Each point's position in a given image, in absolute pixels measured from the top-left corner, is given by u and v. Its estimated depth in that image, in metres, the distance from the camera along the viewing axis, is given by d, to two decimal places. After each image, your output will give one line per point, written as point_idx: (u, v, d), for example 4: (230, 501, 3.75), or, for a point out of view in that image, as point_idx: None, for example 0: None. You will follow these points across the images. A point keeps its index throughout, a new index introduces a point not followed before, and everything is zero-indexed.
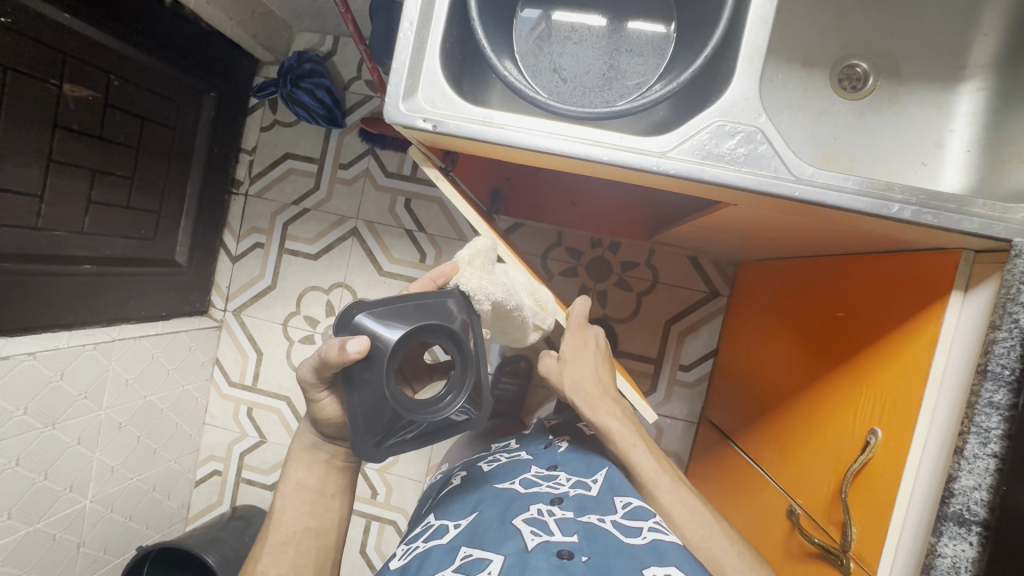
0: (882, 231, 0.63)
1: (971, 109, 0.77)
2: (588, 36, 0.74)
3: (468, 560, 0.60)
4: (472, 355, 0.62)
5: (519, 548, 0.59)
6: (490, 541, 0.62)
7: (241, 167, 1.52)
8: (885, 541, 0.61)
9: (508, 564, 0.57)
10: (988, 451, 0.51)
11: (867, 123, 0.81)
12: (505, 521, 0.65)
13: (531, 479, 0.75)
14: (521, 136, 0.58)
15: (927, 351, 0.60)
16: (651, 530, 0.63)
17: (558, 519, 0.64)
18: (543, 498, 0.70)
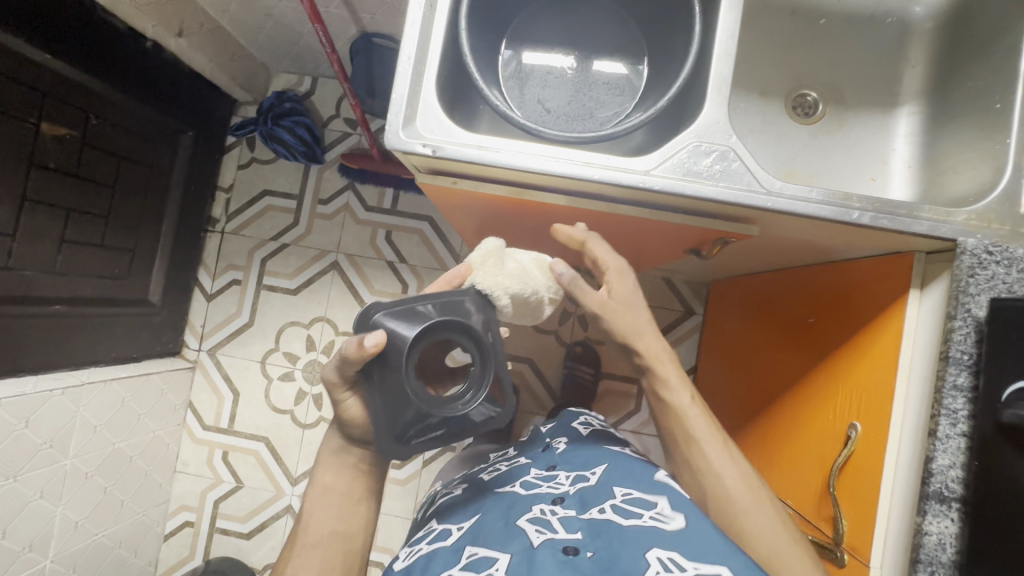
0: (844, 240, 0.69)
1: (908, 130, 0.86)
2: (567, 72, 0.81)
3: (474, 558, 0.60)
4: (491, 351, 0.61)
5: (525, 546, 0.60)
6: (495, 541, 0.62)
7: (217, 204, 1.51)
8: (873, 529, 0.64)
9: (516, 561, 0.58)
10: (957, 430, 0.56)
11: (821, 144, 0.89)
12: (509, 522, 0.65)
13: (532, 480, 0.74)
14: (518, 160, 0.62)
15: (894, 345, 0.66)
16: (650, 518, 0.62)
17: (561, 518, 0.65)
18: (545, 498, 0.69)
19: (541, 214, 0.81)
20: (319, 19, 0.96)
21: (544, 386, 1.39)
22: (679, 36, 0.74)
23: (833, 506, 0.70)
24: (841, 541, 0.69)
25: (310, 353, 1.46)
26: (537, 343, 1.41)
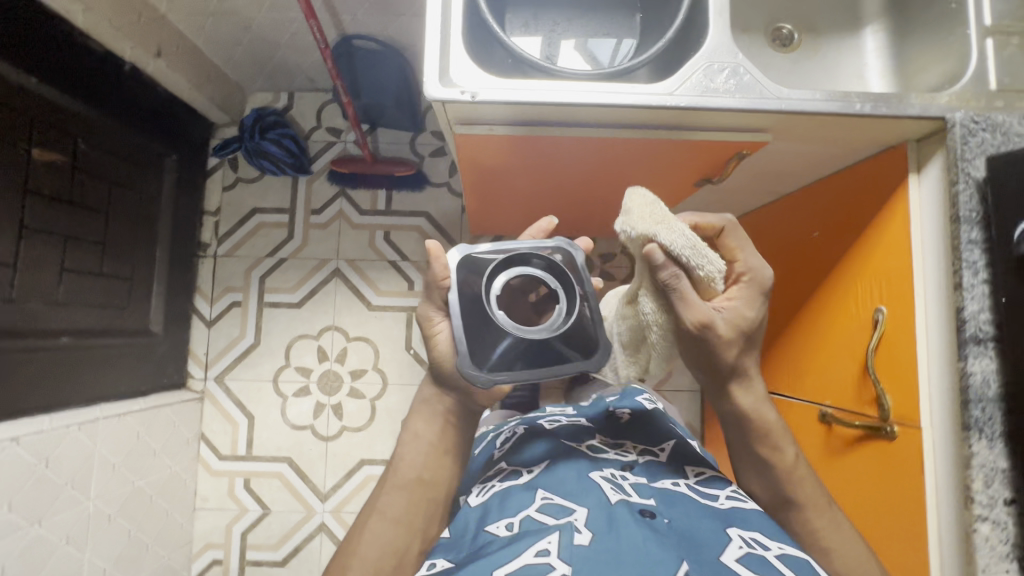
0: (842, 145, 0.77)
1: (877, 46, 0.95)
2: (567, 28, 0.85)
3: (550, 504, 0.66)
4: (580, 294, 0.62)
5: (603, 502, 0.65)
6: (571, 494, 0.67)
7: (206, 229, 1.48)
8: (918, 392, 0.69)
9: (594, 514, 0.63)
10: (979, 277, 0.63)
11: (802, 69, 0.95)
12: (582, 477, 0.70)
13: (598, 446, 0.81)
14: (551, 96, 0.65)
15: (903, 226, 0.73)
16: (727, 499, 0.69)
17: (633, 483, 0.70)
18: (614, 464, 0.76)
19: (561, 167, 0.83)
20: (313, 13, 1.02)
21: None
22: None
23: (876, 385, 0.75)
24: (888, 415, 0.74)
25: (324, 364, 1.44)
26: None
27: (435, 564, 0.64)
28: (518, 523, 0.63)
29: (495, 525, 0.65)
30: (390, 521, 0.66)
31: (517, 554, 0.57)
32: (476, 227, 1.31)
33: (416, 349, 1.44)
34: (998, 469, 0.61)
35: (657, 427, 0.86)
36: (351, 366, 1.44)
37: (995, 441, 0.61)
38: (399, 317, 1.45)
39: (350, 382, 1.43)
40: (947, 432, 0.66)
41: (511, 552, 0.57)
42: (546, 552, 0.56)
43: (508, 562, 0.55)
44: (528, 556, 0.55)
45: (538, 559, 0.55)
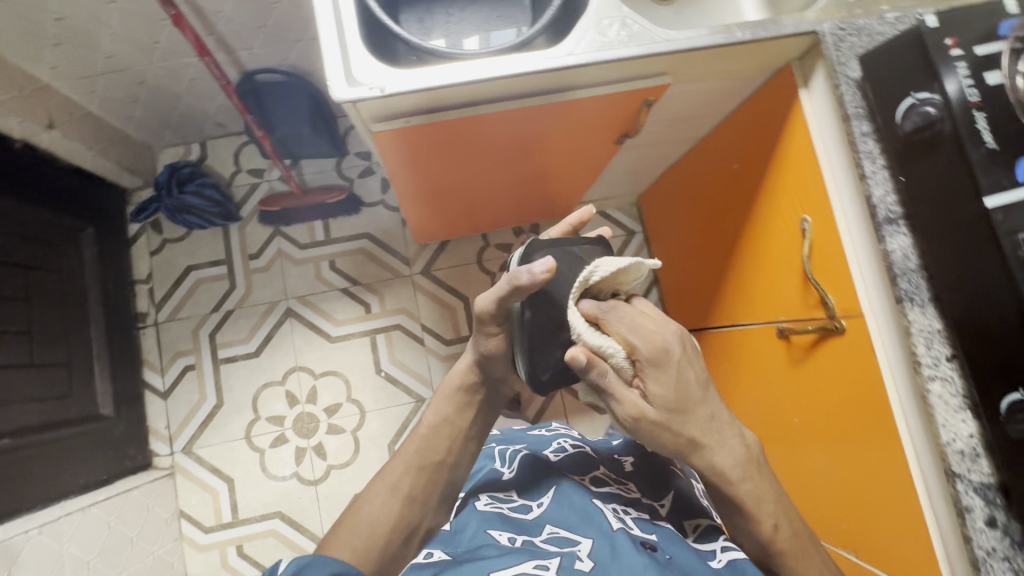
0: (736, 76, 0.82)
1: None
2: (465, 17, 0.84)
3: (554, 534, 0.71)
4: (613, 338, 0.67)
5: (605, 531, 0.69)
6: (577, 526, 0.72)
7: (141, 298, 1.41)
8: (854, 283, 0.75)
9: (597, 543, 0.67)
10: (878, 164, 0.69)
11: (688, 19, 1.01)
12: (588, 507, 0.75)
13: (602, 480, 0.85)
14: (458, 76, 0.67)
15: (805, 137, 0.79)
16: (724, 550, 0.69)
17: (635, 518, 0.74)
18: (616, 499, 0.79)
19: (486, 149, 0.85)
20: (206, 51, 1.04)
21: None
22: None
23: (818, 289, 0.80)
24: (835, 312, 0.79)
25: (296, 407, 1.39)
26: None
27: (432, 555, 0.71)
28: (520, 538, 0.70)
29: (498, 531, 0.73)
30: (402, 496, 0.75)
31: (518, 562, 0.62)
32: (422, 235, 1.31)
33: (387, 371, 1.42)
34: (934, 331, 0.66)
35: (664, 473, 0.88)
36: (324, 403, 1.40)
37: (927, 306, 0.66)
38: (363, 343, 1.43)
39: (327, 419, 1.39)
40: (885, 312, 0.71)
41: (510, 559, 0.63)
42: (543, 566, 0.61)
43: (504, 565, 0.61)
44: (525, 566, 0.61)
45: (534, 570, 0.60)
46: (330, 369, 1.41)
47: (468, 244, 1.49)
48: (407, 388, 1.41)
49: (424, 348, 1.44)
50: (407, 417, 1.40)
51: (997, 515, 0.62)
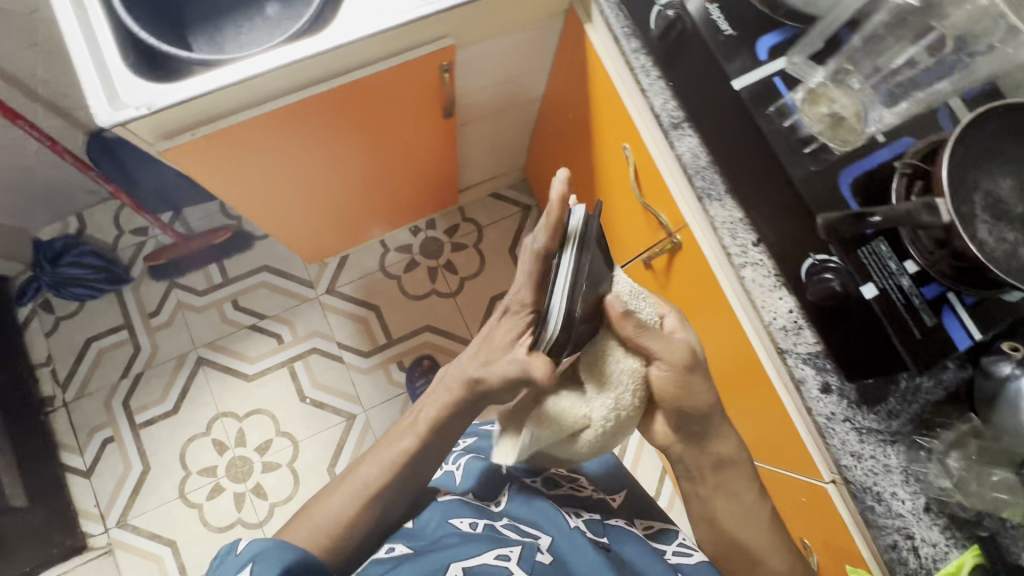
0: (528, 27, 0.84)
1: None
2: (254, 27, 0.86)
3: (514, 528, 0.70)
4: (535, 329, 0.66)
5: (563, 530, 0.70)
6: (536, 524, 0.71)
7: (45, 381, 1.37)
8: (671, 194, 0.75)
9: (558, 544, 0.68)
10: (653, 75, 0.70)
11: None
12: (547, 505, 0.74)
13: (554, 478, 0.84)
14: (226, 77, 0.67)
15: (599, 66, 0.80)
16: (675, 555, 0.75)
17: (589, 519, 0.75)
18: (571, 499, 0.79)
19: (304, 149, 0.85)
20: (16, 115, 1.02)
21: (454, 339, 1.44)
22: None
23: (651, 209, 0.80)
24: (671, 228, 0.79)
25: (227, 454, 1.36)
26: (426, 310, 1.46)
27: (394, 549, 0.66)
28: (481, 526, 0.69)
29: (458, 520, 0.71)
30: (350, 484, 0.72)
31: (479, 553, 0.62)
32: (312, 255, 1.30)
33: (312, 398, 1.40)
34: (737, 220, 0.66)
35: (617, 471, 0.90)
36: (254, 443, 1.37)
37: (725, 199, 0.67)
38: (283, 374, 1.41)
39: (260, 459, 1.36)
40: (698, 216, 0.72)
41: (471, 549, 0.62)
42: (505, 556, 0.61)
43: (467, 556, 0.61)
44: (487, 557, 0.61)
45: (497, 562, 0.60)
46: (254, 409, 1.39)
47: (369, 254, 1.49)
48: (336, 408, 1.39)
49: (345, 365, 1.42)
50: (341, 436, 1.37)
51: (831, 379, 0.64)
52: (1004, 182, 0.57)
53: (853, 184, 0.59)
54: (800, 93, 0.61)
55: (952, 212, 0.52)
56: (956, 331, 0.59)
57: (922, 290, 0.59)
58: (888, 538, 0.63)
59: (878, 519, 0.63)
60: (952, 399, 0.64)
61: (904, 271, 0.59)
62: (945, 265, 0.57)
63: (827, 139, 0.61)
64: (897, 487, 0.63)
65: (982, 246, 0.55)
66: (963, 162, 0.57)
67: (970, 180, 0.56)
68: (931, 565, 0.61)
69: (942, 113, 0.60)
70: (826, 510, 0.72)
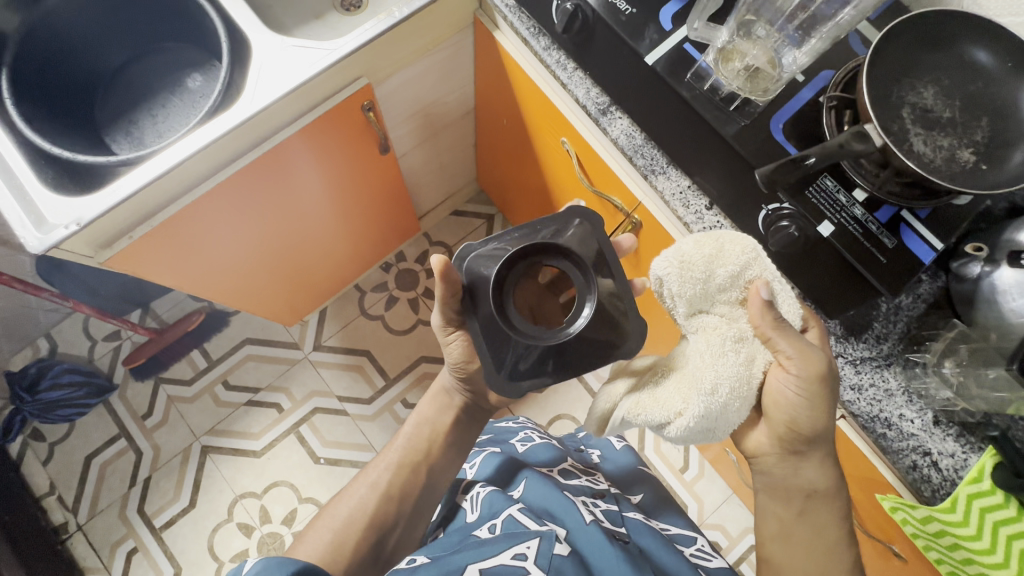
0: (439, 48, 0.84)
1: None
2: (168, 112, 0.88)
3: (523, 514, 0.63)
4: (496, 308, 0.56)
5: (579, 522, 0.63)
6: (551, 514, 0.65)
7: (53, 509, 1.33)
8: (617, 177, 0.73)
9: (573, 537, 0.61)
10: (569, 68, 0.70)
11: None
12: (560, 493, 0.67)
13: (570, 470, 0.78)
14: (147, 173, 0.66)
15: (518, 69, 0.80)
16: (695, 556, 0.70)
17: (605, 510, 0.69)
18: (586, 490, 0.73)
19: (246, 221, 0.83)
20: None
21: None
22: (191, 14, 0.83)
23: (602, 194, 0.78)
24: (627, 210, 0.77)
25: (255, 534, 1.32)
26: (418, 342, 1.44)
27: (416, 560, 0.60)
28: (499, 527, 0.62)
29: (478, 529, 0.64)
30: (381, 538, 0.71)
31: (494, 555, 0.56)
32: (291, 318, 1.28)
33: (326, 456, 1.37)
34: (686, 188, 0.66)
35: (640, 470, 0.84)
36: (279, 516, 1.33)
37: (670, 170, 0.66)
38: (291, 441, 1.38)
39: (289, 530, 1.32)
40: (648, 193, 0.71)
41: (488, 548, 0.57)
42: (522, 554, 0.56)
43: (484, 556, 0.56)
44: (503, 556, 0.56)
45: (514, 562, 0.55)
46: (270, 483, 1.35)
47: (347, 301, 1.47)
48: (351, 461, 1.36)
49: (351, 417, 1.40)
50: None
51: None
52: (927, 92, 0.58)
53: (784, 129, 0.63)
54: (710, 55, 0.64)
55: (882, 134, 0.54)
56: (919, 246, 0.61)
57: (875, 215, 0.61)
58: (906, 460, 0.62)
59: (893, 445, 0.62)
60: (933, 310, 0.64)
61: (855, 202, 0.61)
62: (891, 185, 0.59)
63: (749, 92, 0.63)
64: (902, 408, 0.62)
65: (920, 158, 0.56)
66: (884, 80, 0.57)
67: (895, 98, 0.57)
68: (954, 476, 0.61)
69: (854, 41, 0.64)
70: (841, 447, 0.71)
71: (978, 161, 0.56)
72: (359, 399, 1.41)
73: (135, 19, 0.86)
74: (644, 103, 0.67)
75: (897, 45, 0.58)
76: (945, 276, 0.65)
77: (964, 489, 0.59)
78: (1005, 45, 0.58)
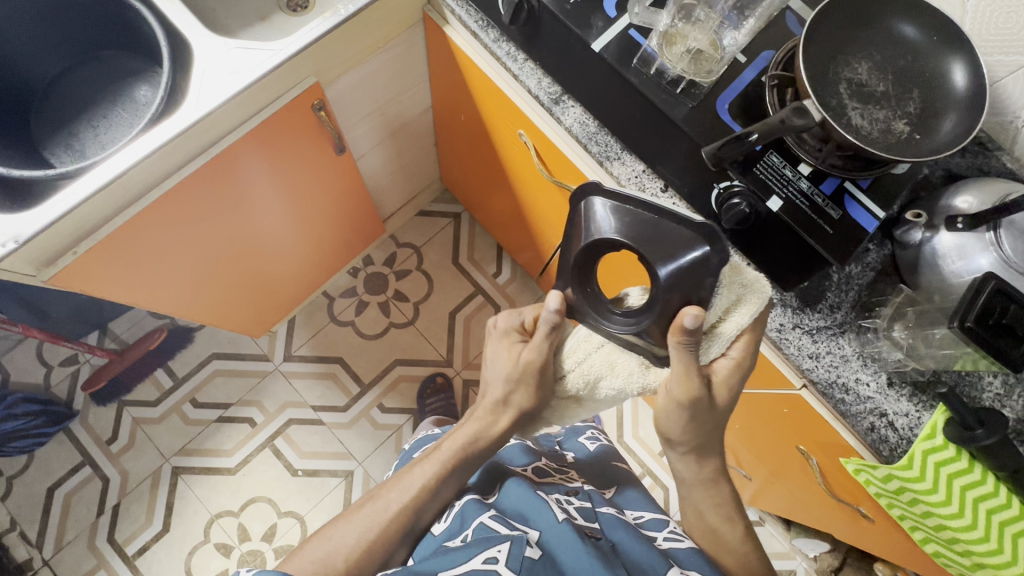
0: (390, 45, 0.83)
1: None
2: (111, 123, 0.85)
3: (494, 518, 0.62)
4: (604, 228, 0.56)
5: (551, 521, 0.62)
6: (523, 517, 0.64)
7: (17, 546, 1.27)
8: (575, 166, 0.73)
9: (545, 538, 0.61)
10: (520, 59, 0.71)
11: None
12: (533, 493, 0.67)
13: (544, 469, 0.78)
14: (90, 184, 0.64)
15: (469, 61, 0.80)
16: (666, 539, 0.69)
17: (577, 507, 0.69)
18: (560, 488, 0.73)
19: (200, 230, 0.81)
20: None
21: (425, 364, 1.42)
22: (130, 21, 0.80)
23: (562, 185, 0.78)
24: None
25: (234, 553, 1.28)
26: (391, 345, 1.43)
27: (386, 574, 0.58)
28: (471, 533, 0.61)
29: (451, 537, 0.62)
30: None
31: (463, 563, 0.56)
32: (256, 328, 1.25)
33: (303, 467, 1.34)
34: (641, 172, 0.67)
35: (609, 461, 0.85)
36: (259, 533, 1.29)
37: (623, 155, 0.68)
38: (267, 456, 1.35)
39: (270, 547, 1.29)
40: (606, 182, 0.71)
41: (458, 556, 0.56)
42: (493, 558, 0.56)
43: (456, 562, 0.56)
44: (475, 562, 0.56)
45: (485, 567, 0.55)
46: (247, 499, 1.32)
47: (316, 308, 1.44)
48: (330, 471, 1.34)
49: (327, 426, 1.37)
50: (345, 496, 1.32)
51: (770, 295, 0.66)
52: (861, 67, 0.60)
53: (729, 109, 0.65)
54: (654, 39, 0.66)
55: (820, 109, 0.56)
56: (863, 216, 0.63)
57: (820, 188, 0.63)
58: (865, 422, 0.64)
59: (851, 409, 0.65)
60: (881, 277, 0.67)
61: (800, 175, 0.63)
62: (833, 158, 0.61)
63: (693, 74, 0.65)
64: (858, 372, 0.65)
65: (858, 131, 0.58)
66: (820, 57, 0.60)
67: (831, 74, 0.59)
68: (909, 434, 0.64)
69: (791, 21, 0.67)
70: (803, 416, 0.73)
71: (912, 131, 0.59)
72: (333, 409, 1.39)
73: (69, 28, 0.82)
74: (594, 90, 0.68)
75: (830, 23, 0.60)
76: (890, 244, 0.67)
77: (919, 446, 0.61)
78: (930, 21, 0.61)
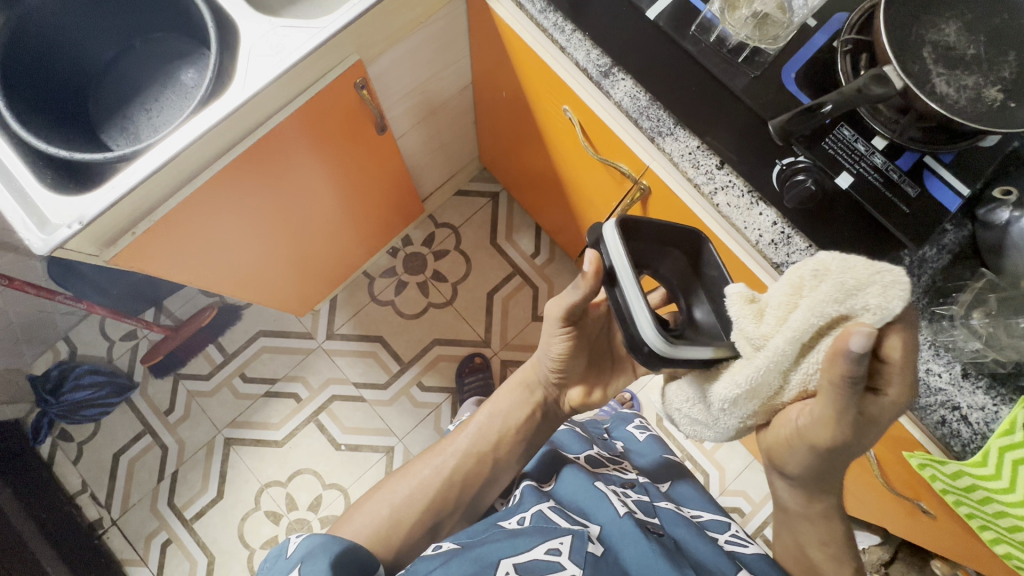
0: (432, 20, 0.81)
1: None
2: (162, 105, 0.87)
3: (557, 509, 0.62)
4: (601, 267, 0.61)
5: (612, 516, 0.62)
6: (581, 510, 0.64)
7: (87, 506, 1.36)
8: (623, 143, 0.70)
9: (607, 534, 0.60)
10: (568, 30, 0.67)
11: None
12: (592, 483, 0.67)
13: (598, 458, 0.77)
14: (146, 166, 0.65)
15: (512, 34, 0.76)
16: (729, 544, 0.68)
17: (636, 500, 0.68)
18: (616, 480, 0.72)
19: (247, 211, 0.83)
20: None
21: (463, 345, 1.43)
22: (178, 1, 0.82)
23: (609, 163, 0.75)
24: (635, 176, 0.73)
25: (282, 521, 1.34)
26: (430, 325, 1.44)
27: (442, 547, 0.59)
28: (530, 519, 0.61)
29: (506, 521, 0.62)
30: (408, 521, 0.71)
31: (526, 551, 0.55)
32: (300, 307, 1.27)
33: (346, 442, 1.38)
34: (694, 149, 0.63)
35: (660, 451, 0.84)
36: (305, 503, 1.35)
37: (677, 131, 0.64)
38: (311, 429, 1.39)
39: (316, 516, 1.34)
40: (656, 158, 0.68)
41: (520, 543, 0.56)
42: (556, 550, 0.55)
43: (518, 550, 0.55)
44: (538, 552, 0.54)
45: (548, 558, 0.54)
46: (293, 471, 1.37)
47: (357, 288, 1.46)
48: (372, 446, 1.38)
49: (368, 403, 1.41)
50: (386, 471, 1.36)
51: None
52: (949, 28, 0.54)
53: (796, 78, 0.61)
54: (715, 4, 0.61)
55: (902, 75, 0.51)
56: (944, 193, 0.58)
57: (896, 163, 0.59)
58: (935, 416, 0.60)
59: (920, 401, 0.60)
60: (959, 261, 0.62)
61: (874, 150, 0.59)
62: (912, 131, 0.56)
63: (758, 41, 0.61)
64: (929, 362, 0.60)
65: (943, 99, 0.53)
66: (903, 19, 0.54)
67: (914, 37, 0.54)
68: (985, 430, 0.59)
69: None
70: None
71: (1006, 98, 0.53)
72: (374, 387, 1.41)
73: (120, 11, 0.84)
74: (646, 61, 0.64)
75: None
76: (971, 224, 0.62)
77: (993, 441, 0.57)
78: None
